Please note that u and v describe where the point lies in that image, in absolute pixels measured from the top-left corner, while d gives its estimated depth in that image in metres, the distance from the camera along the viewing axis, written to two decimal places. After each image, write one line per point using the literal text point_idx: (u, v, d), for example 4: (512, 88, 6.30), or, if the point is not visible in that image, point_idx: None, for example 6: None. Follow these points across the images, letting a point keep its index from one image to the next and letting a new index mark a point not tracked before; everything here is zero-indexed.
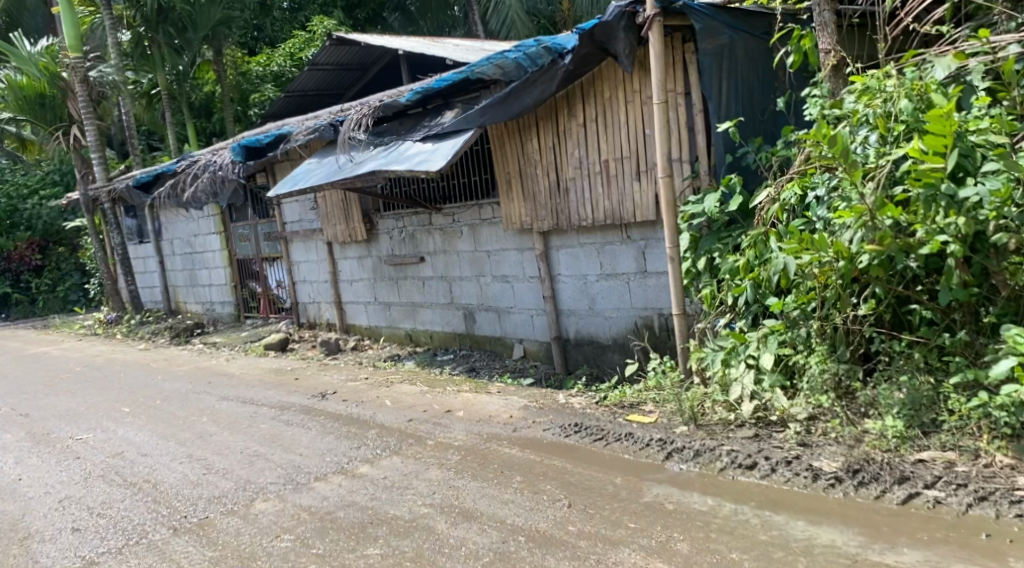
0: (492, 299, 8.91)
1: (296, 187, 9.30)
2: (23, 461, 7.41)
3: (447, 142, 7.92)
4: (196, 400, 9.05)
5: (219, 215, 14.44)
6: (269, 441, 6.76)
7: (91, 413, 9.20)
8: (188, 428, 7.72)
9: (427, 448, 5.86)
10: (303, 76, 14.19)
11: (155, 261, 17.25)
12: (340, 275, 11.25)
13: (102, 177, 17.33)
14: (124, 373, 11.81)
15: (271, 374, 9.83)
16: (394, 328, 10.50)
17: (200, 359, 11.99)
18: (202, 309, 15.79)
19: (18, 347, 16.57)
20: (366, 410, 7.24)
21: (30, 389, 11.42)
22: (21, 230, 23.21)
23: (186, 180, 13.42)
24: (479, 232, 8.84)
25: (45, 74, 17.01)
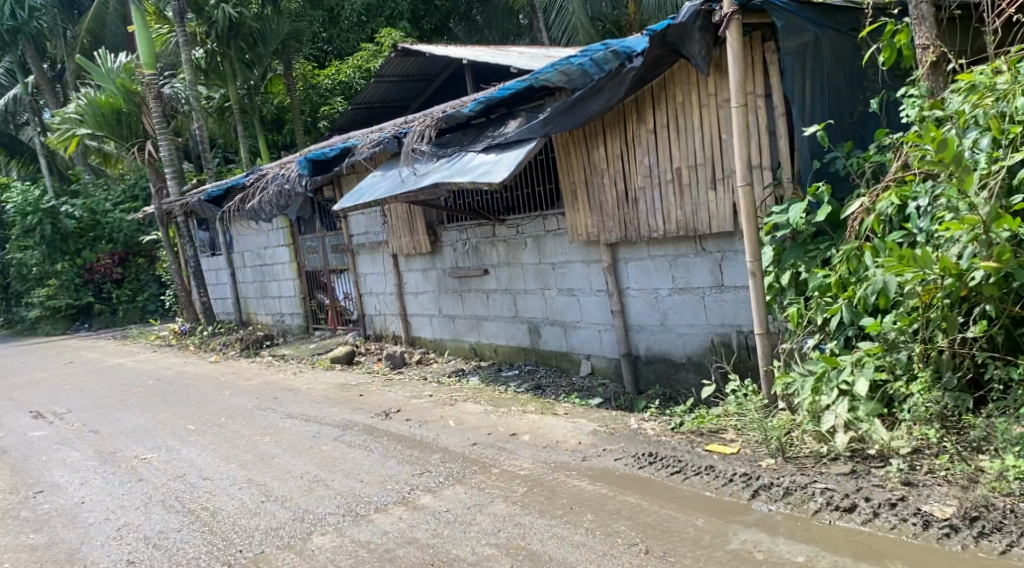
0: (558, 313, 8.54)
1: (360, 201, 9.12)
2: (88, 482, 7.34)
3: (510, 152, 7.61)
4: (261, 417, 8.90)
5: (287, 228, 14.42)
6: (329, 464, 6.51)
7: (157, 431, 9.13)
8: (250, 449, 7.54)
9: (492, 478, 5.52)
10: (368, 88, 14.08)
11: (227, 272, 17.39)
12: (405, 287, 11.03)
13: (175, 191, 17.56)
14: (192, 387, 11.80)
15: (336, 390, 9.63)
16: (458, 341, 10.22)
17: (267, 373, 11.91)
18: (273, 320, 15.79)
19: (97, 359, 16.87)
20: (429, 431, 6.93)
21: (102, 403, 11.51)
22: (103, 243, 23.87)
23: (254, 193, 13.44)
24: (544, 243, 8.50)
25: (122, 91, 17.44)
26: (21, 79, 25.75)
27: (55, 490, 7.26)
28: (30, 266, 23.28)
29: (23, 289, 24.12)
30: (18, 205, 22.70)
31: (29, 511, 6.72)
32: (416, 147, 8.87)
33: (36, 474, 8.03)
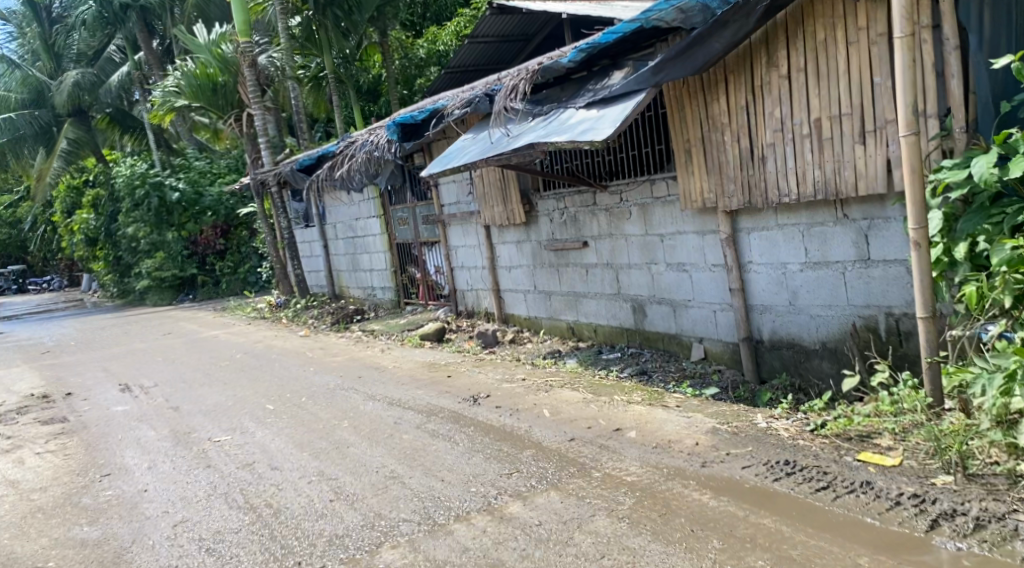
0: (667, 290, 7.57)
1: (450, 165, 8.36)
2: (155, 467, 6.83)
3: (615, 107, 6.66)
4: (343, 399, 8.25)
5: (378, 198, 13.65)
6: (407, 457, 5.73)
7: (236, 411, 8.61)
8: (326, 435, 6.87)
9: (593, 484, 4.63)
10: (463, 50, 13.29)
11: (320, 244, 16.95)
12: (498, 261, 10.24)
13: (270, 161, 17.04)
14: (278, 362, 11.32)
15: (423, 370, 8.90)
16: (555, 320, 9.36)
17: (354, 349, 11.33)
18: (365, 295, 15.21)
19: (193, 330, 16.78)
20: (522, 421, 6.08)
21: (189, 377, 11.17)
22: (207, 216, 23.92)
23: (343, 161, 12.87)
24: (651, 212, 7.54)
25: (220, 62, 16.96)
26: (131, 56, 26.00)
27: (121, 475, 6.79)
28: (141, 236, 23.58)
29: (133, 261, 25.00)
30: (126, 179, 23.09)
31: (90, 498, 6.25)
32: (514, 105, 7.99)
33: (108, 455, 7.60)
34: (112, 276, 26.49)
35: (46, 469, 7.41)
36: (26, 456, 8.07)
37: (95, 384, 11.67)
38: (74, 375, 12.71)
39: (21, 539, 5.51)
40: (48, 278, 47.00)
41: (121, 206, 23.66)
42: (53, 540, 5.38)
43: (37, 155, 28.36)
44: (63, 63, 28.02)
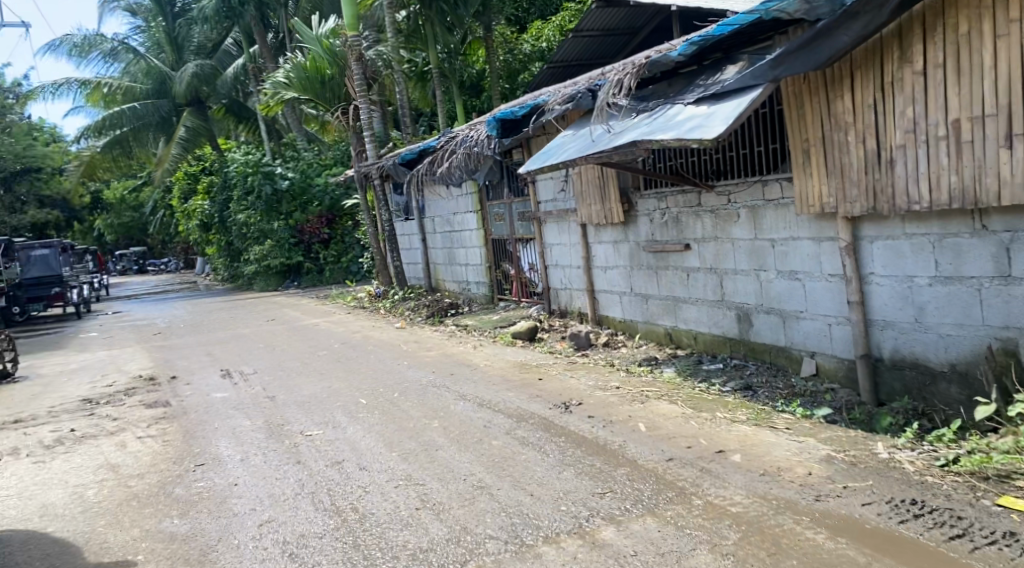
0: (776, 299, 7.11)
1: (549, 162, 8.08)
2: (247, 460, 6.82)
3: (727, 104, 6.25)
4: (434, 393, 7.98)
5: (476, 193, 13.45)
6: (496, 466, 5.45)
7: (329, 404, 8.51)
8: (416, 434, 6.52)
9: (694, 513, 4.30)
10: (567, 44, 12.98)
11: (418, 237, 16.95)
12: (594, 260, 9.91)
13: (373, 154, 17.12)
14: (372, 353, 11.21)
15: (516, 369, 8.66)
16: (652, 325, 8.97)
17: (447, 343, 11.12)
18: (460, 289, 15.03)
19: (296, 317, 17.07)
20: (616, 435, 5.77)
21: (287, 365, 11.23)
22: (313, 205, 24.54)
23: (443, 155, 12.77)
24: (762, 216, 7.09)
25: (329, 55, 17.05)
26: (246, 50, 26.74)
27: (213, 466, 6.78)
28: (252, 222, 24.47)
29: (244, 246, 25.90)
30: (239, 165, 23.94)
31: (183, 489, 6.25)
32: (618, 102, 7.64)
33: (202, 444, 7.66)
34: (224, 259, 28.50)
35: (143, 454, 7.49)
36: (128, 439, 8.21)
37: (199, 368, 11.86)
38: (182, 358, 13.05)
39: (115, 528, 5.50)
40: (168, 261, 49.48)
41: (235, 194, 24.79)
42: (144, 531, 5.36)
43: (158, 143, 29.51)
44: (185, 54, 28.75)
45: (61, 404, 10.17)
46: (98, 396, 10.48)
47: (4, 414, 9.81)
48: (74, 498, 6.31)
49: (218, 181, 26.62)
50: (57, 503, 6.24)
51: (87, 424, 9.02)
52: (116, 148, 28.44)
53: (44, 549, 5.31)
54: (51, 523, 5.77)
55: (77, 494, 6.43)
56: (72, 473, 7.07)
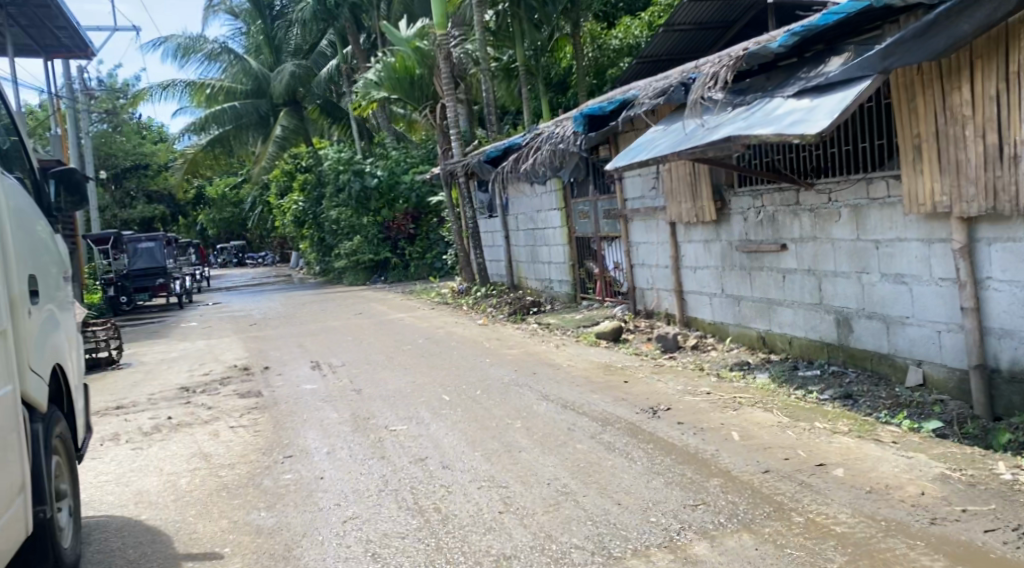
0: (880, 304, 6.72)
1: (638, 159, 7.83)
2: (333, 452, 6.41)
3: (831, 97, 5.92)
4: (518, 396, 7.53)
5: (561, 190, 13.25)
6: (581, 471, 5.25)
7: (413, 399, 7.97)
8: (497, 436, 6.28)
9: (795, 531, 4.02)
10: (658, 39, 12.67)
11: (502, 235, 16.87)
12: (683, 260, 9.61)
13: (458, 151, 17.11)
14: (459, 349, 10.81)
15: (600, 370, 8.43)
16: (744, 328, 8.64)
17: (532, 341, 10.75)
18: (542, 287, 14.80)
19: (381, 312, 17.20)
20: (708, 444, 5.51)
21: (375, 359, 10.86)
22: (399, 203, 24.79)
23: (528, 151, 12.62)
24: (866, 216, 6.72)
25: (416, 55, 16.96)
26: (338, 49, 27.16)
27: (303, 458, 6.41)
28: (342, 218, 25.47)
29: (335, 242, 26.90)
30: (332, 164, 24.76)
31: (270, 481, 5.95)
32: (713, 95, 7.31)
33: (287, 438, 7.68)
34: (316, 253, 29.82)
35: (236, 443, 7.17)
36: (220, 429, 7.86)
37: (289, 359, 11.88)
38: (271, 350, 13.25)
39: (204, 519, 5.31)
40: (262, 255, 51.03)
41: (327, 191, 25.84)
42: (232, 523, 5.14)
43: (257, 143, 30.28)
44: (282, 55, 29.44)
45: (158, 392, 10.31)
46: (194, 385, 10.61)
47: (107, 400, 10.02)
48: (167, 486, 6.19)
49: (311, 179, 27.80)
50: (148, 489, 6.16)
51: (183, 412, 8.87)
52: (217, 146, 29.35)
53: (137, 535, 5.12)
54: (144, 511, 5.65)
55: (171, 481, 6.30)
56: (167, 461, 6.92)
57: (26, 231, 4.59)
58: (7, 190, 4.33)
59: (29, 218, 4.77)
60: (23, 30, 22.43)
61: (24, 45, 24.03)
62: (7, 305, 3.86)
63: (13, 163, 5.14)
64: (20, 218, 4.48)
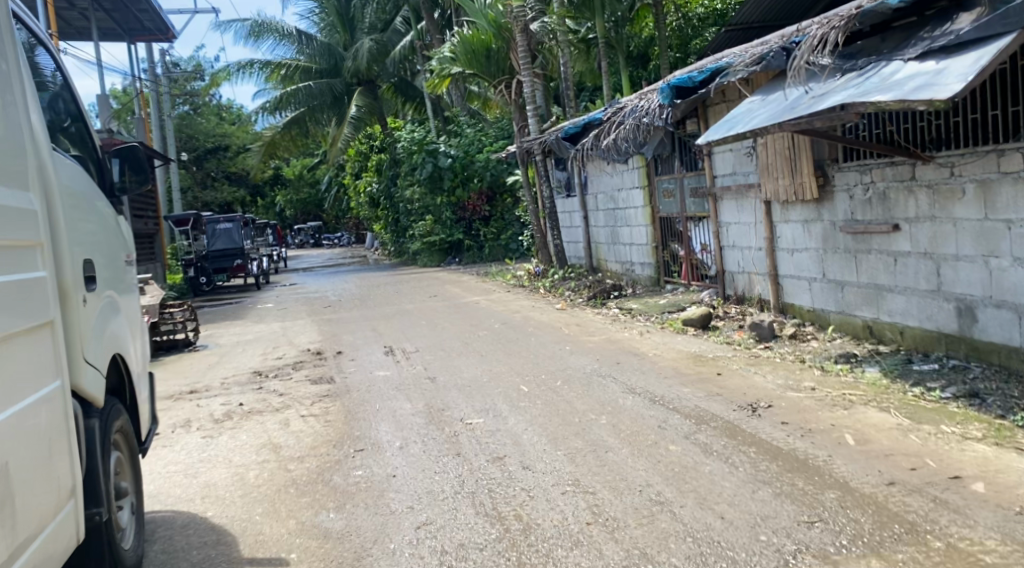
0: (1010, 291, 6.01)
1: (731, 132, 7.25)
2: (407, 449, 6.01)
3: (963, 59, 5.24)
4: (601, 388, 7.08)
5: (643, 167, 12.65)
6: (675, 477, 4.76)
7: (490, 389, 7.56)
8: (581, 432, 5.83)
9: (935, 562, 3.47)
10: (749, 5, 11.98)
11: (580, 214, 16.31)
12: (779, 242, 8.95)
13: (535, 128, 16.61)
14: (533, 335, 10.40)
15: (690, 360, 7.85)
16: (847, 316, 7.97)
17: (611, 327, 10.29)
18: (623, 270, 14.21)
19: (456, 294, 16.86)
20: (819, 448, 4.94)
21: (449, 344, 10.51)
22: (473, 182, 24.43)
23: (609, 127, 12.04)
24: (996, 192, 6.02)
25: (492, 27, 16.53)
26: (414, 26, 26.82)
27: (374, 452, 6.06)
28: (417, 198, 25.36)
29: (410, 223, 26.84)
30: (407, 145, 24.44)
31: (341, 477, 5.60)
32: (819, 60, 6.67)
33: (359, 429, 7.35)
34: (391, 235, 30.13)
35: (306, 436, 6.86)
36: (291, 418, 7.59)
37: (363, 344, 11.60)
38: (346, 332, 13.04)
39: (271, 518, 4.99)
40: (339, 235, 51.59)
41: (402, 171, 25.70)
42: (300, 525, 4.80)
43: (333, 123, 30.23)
44: (357, 34, 29.23)
45: (233, 376, 10.16)
46: (268, 369, 10.42)
47: (182, 384, 9.90)
48: (236, 480, 5.92)
49: (386, 159, 27.80)
50: (218, 483, 5.87)
51: (255, 398, 8.66)
52: (294, 127, 29.36)
53: (202, 535, 4.82)
54: (210, 507, 5.37)
55: (239, 475, 6.02)
56: (236, 452, 6.64)
57: (87, 214, 4.30)
58: (62, 169, 4.02)
59: (91, 199, 4.48)
60: (108, 14, 22.74)
61: (109, 29, 24.41)
62: (59, 293, 3.55)
63: (76, 144, 4.84)
64: (79, 201, 4.19)
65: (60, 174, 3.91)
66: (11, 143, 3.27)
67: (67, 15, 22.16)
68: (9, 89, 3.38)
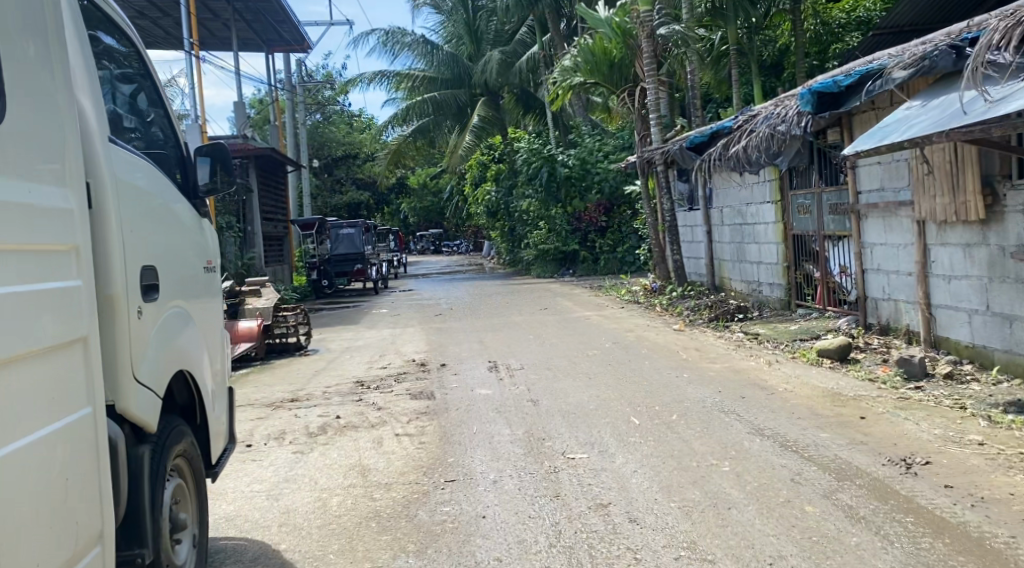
0: None
1: (886, 141, 6.35)
2: (501, 484, 5.41)
3: None
4: (725, 426, 6.27)
5: (776, 180, 11.69)
6: (813, 549, 3.97)
7: (596, 419, 6.87)
8: (699, 481, 5.08)
9: None
10: None
11: (704, 230, 15.38)
12: (934, 267, 7.92)
13: (658, 138, 15.83)
14: (649, 358, 9.62)
15: (827, 398, 6.92)
16: (1016, 356, 6.87)
17: (735, 354, 9.40)
18: (748, 290, 13.22)
19: (569, 308, 16.19)
20: (997, 527, 4.04)
21: (557, 363, 9.85)
22: (592, 193, 23.91)
23: (739, 136, 11.16)
24: None
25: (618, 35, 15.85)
26: (539, 36, 26.44)
27: (465, 485, 5.47)
28: (532, 208, 24.97)
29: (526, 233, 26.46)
30: (526, 155, 24.16)
31: (426, 513, 5.05)
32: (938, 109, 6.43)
33: None
34: (508, 244, 29.95)
35: (397, 459, 6.32)
36: (386, 437, 7.07)
37: (469, 357, 11.10)
38: (453, 344, 12.59)
39: (345, 560, 4.47)
40: (458, 243, 51.95)
41: (519, 179, 25.35)
42: None
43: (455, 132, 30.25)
44: (483, 45, 29.04)
45: (335, 385, 9.83)
46: (371, 380, 10.05)
47: (284, 391, 9.63)
48: (317, 506, 5.41)
49: (506, 169, 27.85)
50: (297, 508, 5.41)
51: (352, 411, 8.23)
52: (417, 136, 29.52)
53: None
54: (285, 538, 4.89)
55: (321, 501, 5.50)
56: (323, 473, 6.14)
57: (155, 216, 3.87)
58: (124, 164, 3.60)
59: (162, 198, 4.05)
60: (248, 25, 23.34)
61: (248, 39, 25.08)
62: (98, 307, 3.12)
63: (154, 138, 4.40)
64: (146, 201, 3.77)
65: (120, 171, 3.50)
66: (45, 133, 2.86)
67: (210, 24, 22.92)
68: (52, 71, 2.97)
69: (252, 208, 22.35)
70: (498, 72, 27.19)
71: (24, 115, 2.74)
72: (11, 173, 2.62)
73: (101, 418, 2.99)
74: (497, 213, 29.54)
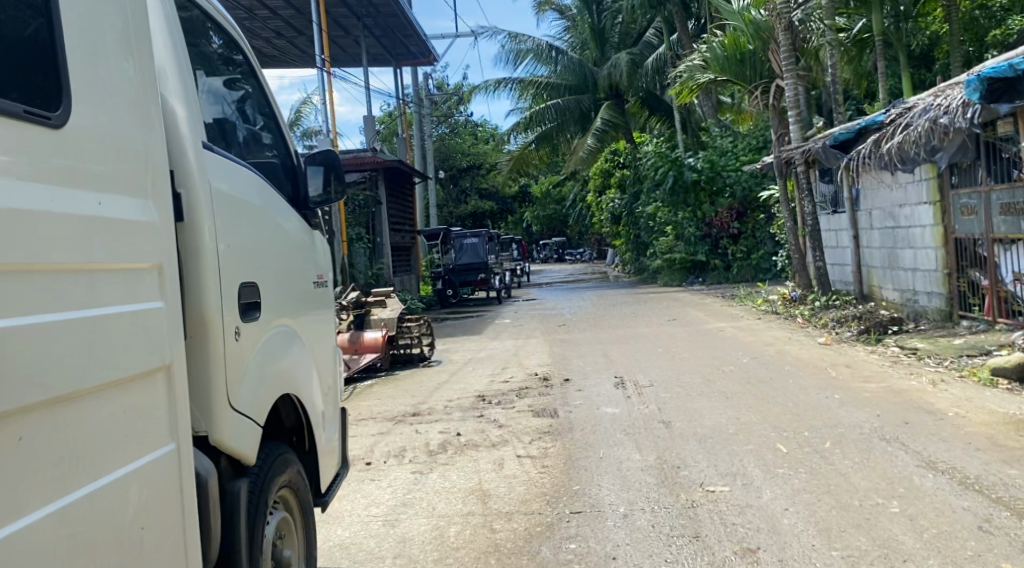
0: None
1: None
2: (633, 519, 4.88)
3: None
4: (889, 459, 5.51)
5: (935, 179, 10.62)
6: None
7: (737, 446, 6.21)
8: (863, 526, 4.40)
9: None
10: None
11: (849, 235, 14.31)
12: None
13: (796, 137, 14.89)
14: (792, 376, 8.83)
15: (1010, 427, 6.02)
16: None
17: (891, 372, 8.49)
18: (903, 299, 12.13)
19: (700, 319, 15.40)
20: None
21: (690, 381, 9.19)
22: (723, 197, 23.07)
23: (892, 132, 10.18)
24: None
25: (751, 28, 14.94)
26: (666, 37, 25.65)
27: (594, 519, 4.96)
28: (660, 214, 24.22)
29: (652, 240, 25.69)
30: (652, 159, 23.67)
31: (552, 550, 4.57)
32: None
33: None
34: (633, 252, 29.27)
35: (520, 484, 5.83)
36: (507, 458, 6.61)
37: (595, 371, 10.57)
38: (579, 357, 12.08)
39: None
40: (582, 251, 51.48)
41: (646, 185, 24.66)
42: None
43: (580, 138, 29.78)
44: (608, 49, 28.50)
45: (457, 399, 9.50)
46: (492, 394, 9.67)
47: (406, 405, 9.38)
48: (434, 535, 4.95)
49: (630, 174, 27.41)
50: (414, 536, 4.94)
51: (474, 428, 7.85)
52: (541, 143, 29.26)
53: None
54: None
55: (438, 529, 5.01)
56: (442, 497, 5.66)
57: (259, 228, 3.48)
58: (226, 171, 3.21)
59: (269, 209, 3.66)
60: (377, 40, 23.67)
61: (378, 54, 25.49)
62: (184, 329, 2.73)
63: (264, 149, 4.04)
64: (248, 212, 3.38)
65: (220, 178, 3.11)
66: (127, 134, 2.47)
67: (341, 40, 23.38)
68: (137, 65, 2.59)
69: (380, 219, 22.58)
70: (626, 74, 26.42)
71: (98, 116, 2.35)
72: (80, 181, 2.24)
73: (186, 454, 2.60)
74: (621, 220, 29.04)
